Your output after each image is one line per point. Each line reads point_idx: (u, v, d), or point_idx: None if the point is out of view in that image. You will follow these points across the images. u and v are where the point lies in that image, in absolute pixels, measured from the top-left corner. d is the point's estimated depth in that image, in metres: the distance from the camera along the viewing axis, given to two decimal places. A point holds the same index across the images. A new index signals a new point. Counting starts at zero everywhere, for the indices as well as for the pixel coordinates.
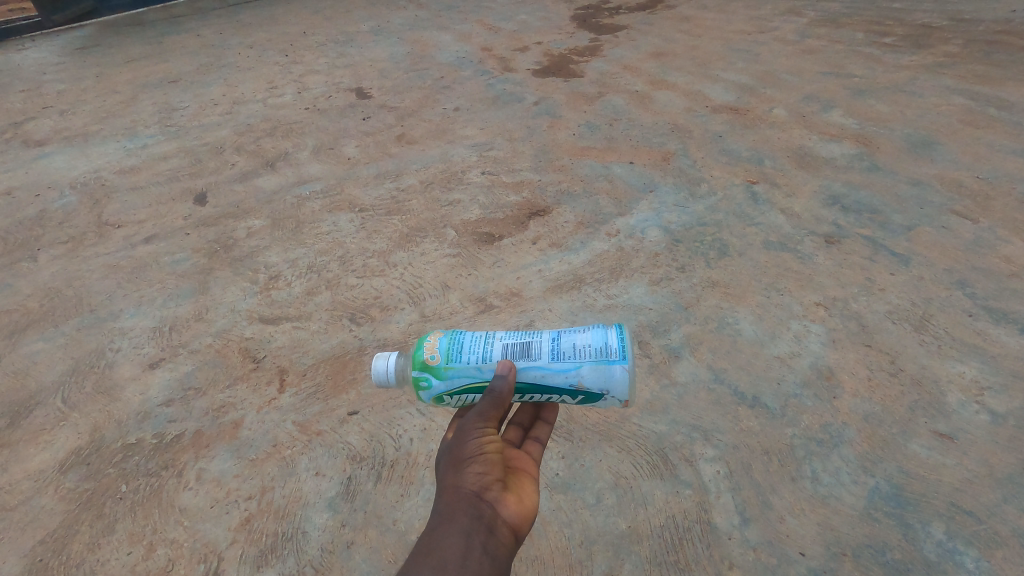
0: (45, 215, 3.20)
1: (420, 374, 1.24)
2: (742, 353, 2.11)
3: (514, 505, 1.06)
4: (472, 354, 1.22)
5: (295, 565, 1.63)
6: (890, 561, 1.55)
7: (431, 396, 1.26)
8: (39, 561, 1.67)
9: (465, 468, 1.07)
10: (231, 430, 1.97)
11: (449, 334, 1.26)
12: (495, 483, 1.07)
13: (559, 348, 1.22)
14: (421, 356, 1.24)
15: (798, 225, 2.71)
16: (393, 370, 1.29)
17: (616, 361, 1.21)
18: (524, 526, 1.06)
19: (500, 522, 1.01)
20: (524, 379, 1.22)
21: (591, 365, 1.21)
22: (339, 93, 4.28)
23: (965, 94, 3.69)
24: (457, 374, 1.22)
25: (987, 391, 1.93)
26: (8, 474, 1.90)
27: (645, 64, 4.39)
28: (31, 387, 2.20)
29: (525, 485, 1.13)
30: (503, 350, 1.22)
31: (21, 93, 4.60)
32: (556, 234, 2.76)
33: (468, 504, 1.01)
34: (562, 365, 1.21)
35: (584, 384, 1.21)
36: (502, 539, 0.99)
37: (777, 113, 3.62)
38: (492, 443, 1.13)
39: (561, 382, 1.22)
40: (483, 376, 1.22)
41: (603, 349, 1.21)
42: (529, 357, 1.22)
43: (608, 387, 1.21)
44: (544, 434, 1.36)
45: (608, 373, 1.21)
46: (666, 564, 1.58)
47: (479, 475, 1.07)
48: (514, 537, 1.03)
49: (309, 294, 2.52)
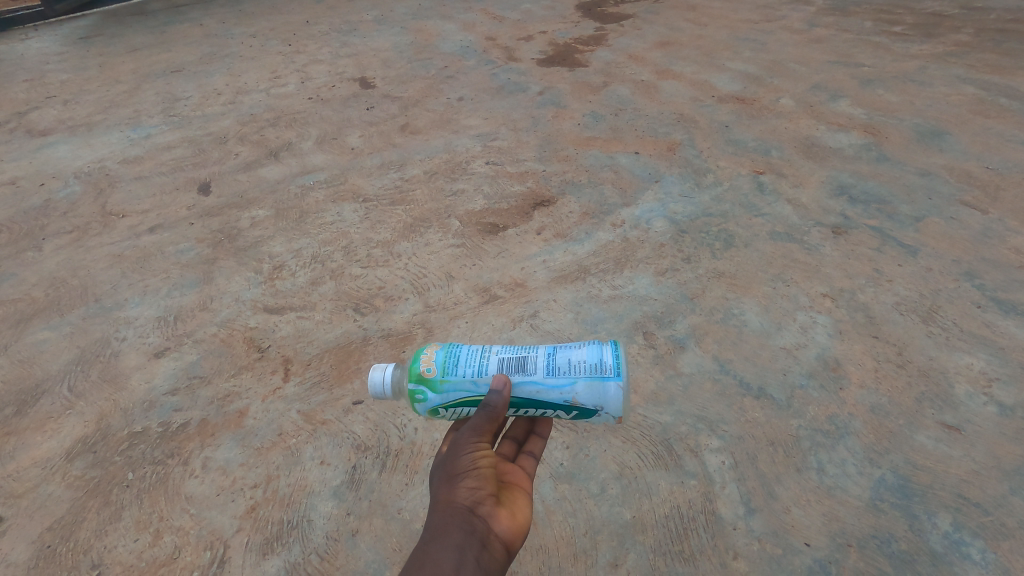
0: (49, 204, 3.19)
1: (416, 386, 1.23)
2: (748, 344, 2.10)
3: (507, 520, 1.05)
4: (467, 368, 1.21)
5: (301, 553, 1.63)
6: (896, 552, 1.54)
7: (427, 409, 1.25)
8: (47, 547, 1.68)
9: (458, 482, 1.06)
10: (236, 419, 1.98)
11: (445, 347, 1.26)
12: (488, 498, 1.06)
13: (554, 363, 1.21)
14: (417, 369, 1.23)
15: (805, 216, 2.69)
16: (390, 382, 1.27)
17: (610, 378, 1.19)
18: (517, 541, 1.05)
19: (492, 538, 1.00)
20: (519, 394, 1.21)
21: (585, 381, 1.19)
22: (342, 82, 4.25)
23: (975, 83, 3.64)
24: (452, 388, 1.22)
25: (995, 383, 1.92)
26: (15, 462, 1.91)
27: (651, 53, 4.35)
28: (37, 375, 2.21)
29: (518, 500, 1.13)
30: (499, 365, 1.22)
31: (24, 83, 4.59)
32: (561, 225, 2.75)
33: (461, 518, 1.00)
34: (557, 381, 1.20)
35: (578, 400, 1.20)
36: (494, 554, 0.98)
37: (784, 103, 3.58)
38: (485, 459, 1.13)
39: (556, 397, 1.20)
40: (479, 390, 1.21)
41: (598, 366, 1.20)
42: (524, 372, 1.21)
43: (602, 404, 1.20)
44: (537, 449, 1.35)
45: (603, 390, 1.19)
46: (671, 554, 1.58)
47: (472, 489, 1.06)
48: (506, 552, 1.02)
49: (314, 284, 2.52)
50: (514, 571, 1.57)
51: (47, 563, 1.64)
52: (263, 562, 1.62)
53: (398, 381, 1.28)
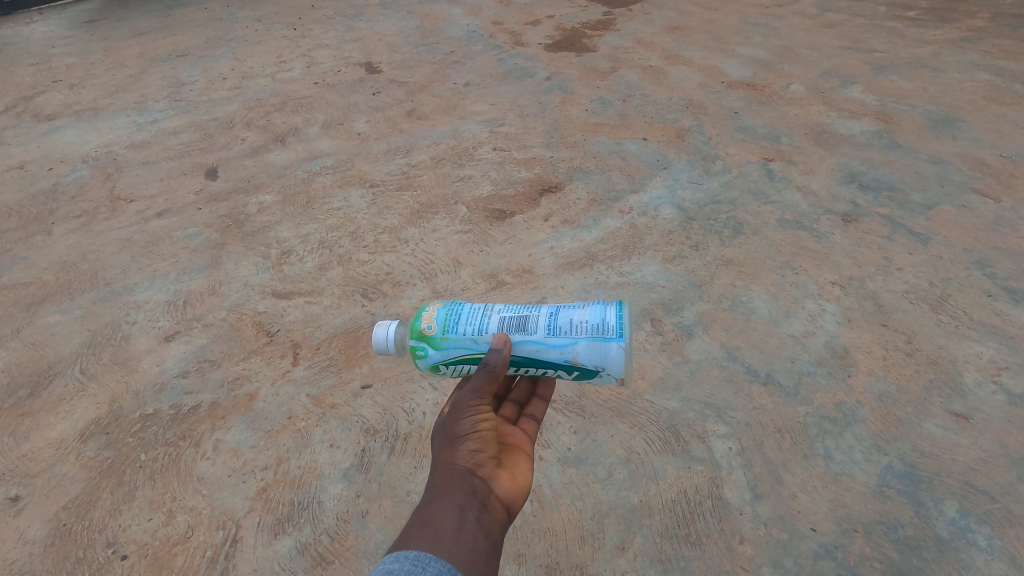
0: (58, 189, 3.20)
1: (418, 343, 1.24)
2: (755, 332, 2.10)
3: (507, 482, 1.05)
4: (468, 326, 1.22)
5: (311, 534, 1.66)
6: (902, 538, 1.55)
7: (428, 365, 1.26)
8: (62, 525, 1.71)
9: (459, 445, 1.07)
10: (246, 402, 2.00)
11: (447, 305, 1.26)
12: (489, 460, 1.07)
13: (556, 323, 1.21)
14: (418, 326, 1.24)
15: (815, 204, 2.67)
16: (392, 338, 1.29)
17: (612, 338, 1.18)
18: (517, 502, 1.06)
19: (493, 498, 1.00)
20: (518, 353, 1.22)
21: (587, 341, 1.18)
22: (348, 67, 4.23)
23: (990, 69, 3.58)
24: (452, 345, 1.22)
25: (1004, 372, 1.91)
26: (29, 442, 1.94)
27: (660, 38, 4.29)
28: (49, 358, 2.23)
29: (518, 463, 1.13)
30: (499, 324, 1.22)
31: (31, 66, 4.59)
32: (569, 211, 2.74)
33: (462, 481, 1.00)
34: (558, 341, 1.19)
35: (579, 359, 1.20)
36: (495, 514, 0.98)
37: (795, 89, 3.54)
38: (486, 422, 1.13)
39: (556, 357, 1.20)
40: (479, 348, 1.22)
41: (600, 326, 1.19)
42: (524, 330, 1.21)
43: (604, 364, 1.19)
44: (540, 411, 1.35)
45: (605, 350, 1.18)
46: (677, 538, 1.59)
47: (473, 452, 1.06)
48: (507, 513, 1.02)
49: (321, 269, 2.52)
50: (522, 553, 1.59)
51: (63, 541, 1.67)
52: (274, 542, 1.64)
53: (400, 338, 1.30)
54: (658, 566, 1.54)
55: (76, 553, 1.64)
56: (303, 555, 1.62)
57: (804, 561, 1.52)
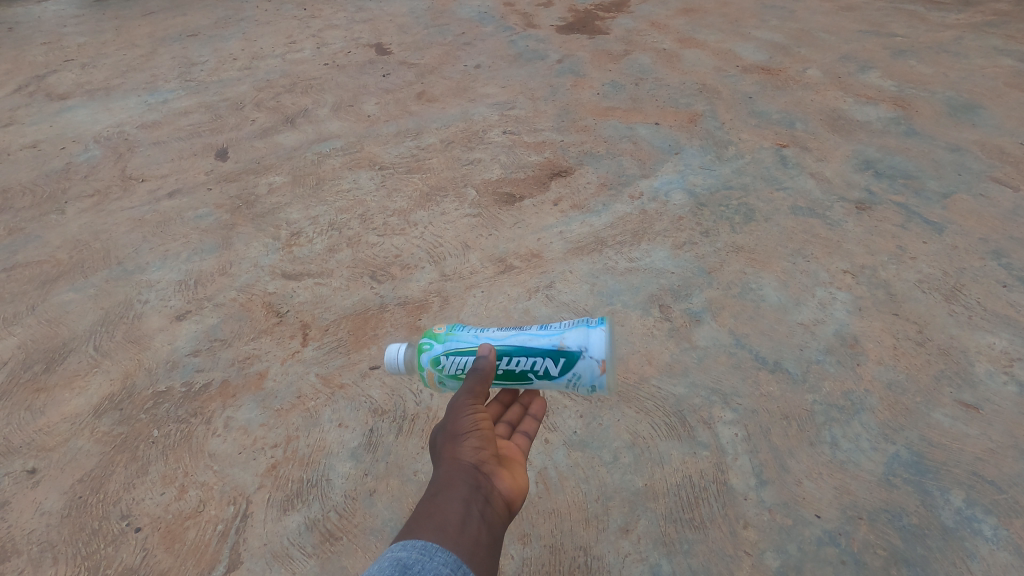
0: (70, 168, 3.23)
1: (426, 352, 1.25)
2: (765, 319, 2.09)
3: (508, 479, 1.06)
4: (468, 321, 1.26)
5: (320, 510, 1.68)
6: (906, 526, 1.55)
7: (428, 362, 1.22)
8: (78, 498, 1.75)
9: (461, 440, 1.06)
10: (256, 380, 2.02)
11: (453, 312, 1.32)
12: (490, 457, 1.07)
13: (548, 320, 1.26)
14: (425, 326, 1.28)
15: (828, 191, 2.64)
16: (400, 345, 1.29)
17: (595, 325, 1.20)
18: (518, 499, 1.06)
19: (495, 493, 1.01)
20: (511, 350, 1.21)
21: (572, 326, 1.20)
22: (358, 48, 4.20)
23: (1014, 55, 3.49)
24: (451, 336, 1.23)
25: (1017, 363, 1.89)
26: (44, 416, 1.97)
27: (674, 20, 4.22)
28: (64, 335, 2.26)
29: (517, 461, 1.13)
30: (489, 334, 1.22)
31: (42, 45, 4.58)
32: (579, 196, 2.72)
33: (466, 475, 1.01)
34: (547, 330, 1.21)
35: (567, 344, 1.17)
36: (497, 509, 0.99)
37: (811, 74, 3.47)
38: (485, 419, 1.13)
39: (546, 343, 1.18)
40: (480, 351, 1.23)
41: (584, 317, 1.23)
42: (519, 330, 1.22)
43: (590, 347, 1.16)
44: (532, 429, 1.28)
45: (590, 333, 1.18)
46: (681, 521, 1.60)
47: (476, 448, 1.06)
48: (508, 509, 1.03)
49: (331, 251, 2.53)
50: (527, 533, 1.61)
51: (79, 513, 1.71)
52: (284, 517, 1.67)
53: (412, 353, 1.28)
54: (661, 549, 1.55)
55: (92, 524, 1.68)
56: (311, 531, 1.64)
57: (808, 546, 1.53)
